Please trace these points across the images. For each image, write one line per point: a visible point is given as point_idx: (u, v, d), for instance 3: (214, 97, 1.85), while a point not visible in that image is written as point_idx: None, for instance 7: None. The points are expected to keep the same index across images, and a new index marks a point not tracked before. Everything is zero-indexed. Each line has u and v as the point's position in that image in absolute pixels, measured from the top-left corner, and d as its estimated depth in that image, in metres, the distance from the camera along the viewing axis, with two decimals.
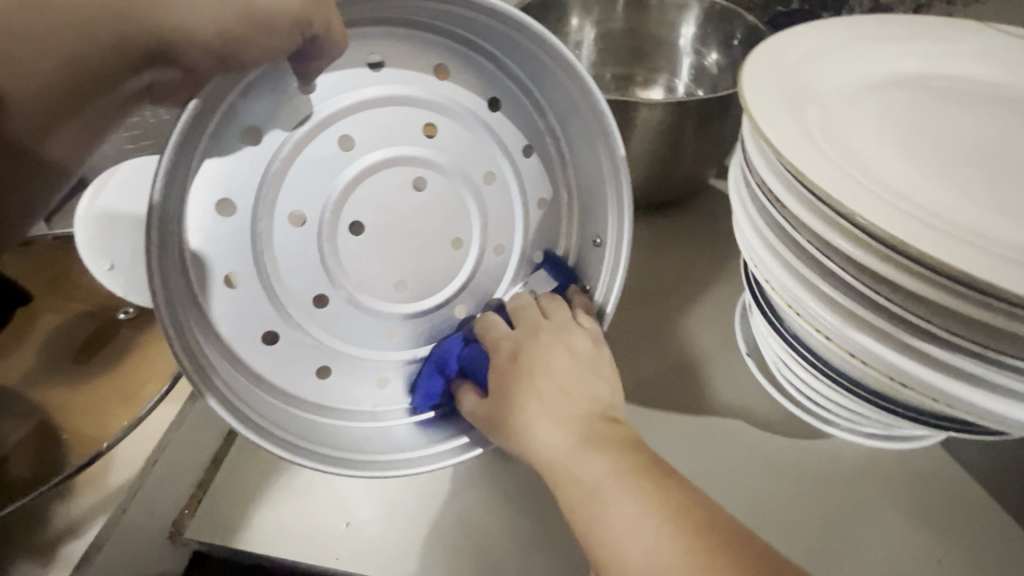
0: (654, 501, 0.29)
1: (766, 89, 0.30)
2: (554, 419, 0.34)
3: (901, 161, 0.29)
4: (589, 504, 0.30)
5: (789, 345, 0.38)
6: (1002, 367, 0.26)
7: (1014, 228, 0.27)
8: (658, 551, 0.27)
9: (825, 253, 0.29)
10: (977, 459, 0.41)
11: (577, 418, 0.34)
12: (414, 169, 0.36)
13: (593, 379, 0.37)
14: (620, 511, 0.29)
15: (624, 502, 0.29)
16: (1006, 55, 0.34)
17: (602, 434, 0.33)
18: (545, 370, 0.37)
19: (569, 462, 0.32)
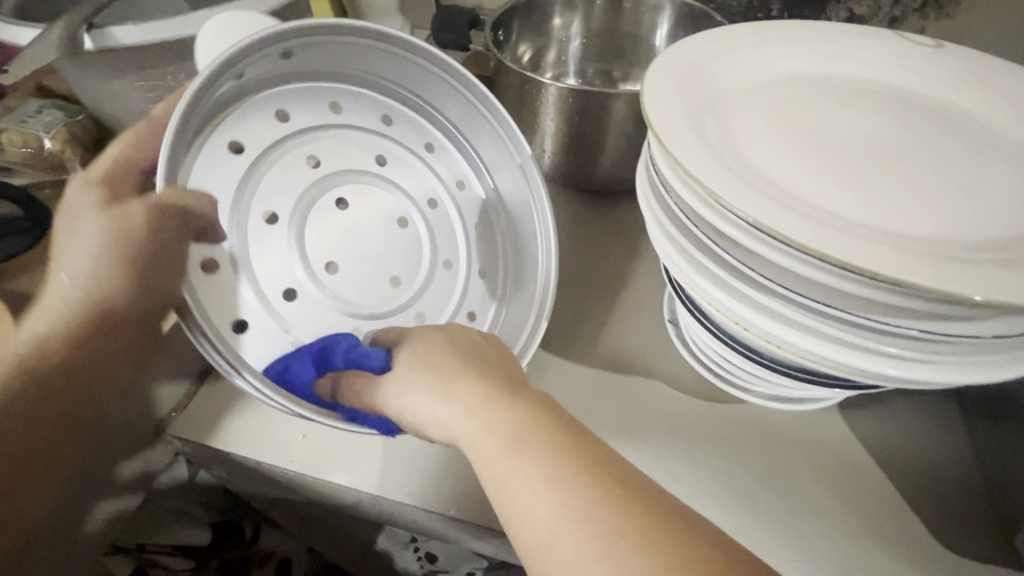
0: (577, 485, 0.28)
1: (665, 86, 0.34)
2: (463, 407, 0.33)
3: (782, 146, 0.33)
4: (511, 487, 0.29)
5: (695, 317, 0.39)
6: (880, 333, 0.29)
7: (868, 205, 0.31)
8: (568, 522, 0.27)
9: (717, 242, 0.31)
10: (890, 431, 0.43)
11: (483, 403, 0.32)
12: (390, 206, 0.41)
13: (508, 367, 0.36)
14: (531, 490, 0.28)
15: (536, 477, 0.29)
16: (908, 61, 0.38)
17: (518, 409, 0.32)
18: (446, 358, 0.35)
19: (481, 436, 0.31)
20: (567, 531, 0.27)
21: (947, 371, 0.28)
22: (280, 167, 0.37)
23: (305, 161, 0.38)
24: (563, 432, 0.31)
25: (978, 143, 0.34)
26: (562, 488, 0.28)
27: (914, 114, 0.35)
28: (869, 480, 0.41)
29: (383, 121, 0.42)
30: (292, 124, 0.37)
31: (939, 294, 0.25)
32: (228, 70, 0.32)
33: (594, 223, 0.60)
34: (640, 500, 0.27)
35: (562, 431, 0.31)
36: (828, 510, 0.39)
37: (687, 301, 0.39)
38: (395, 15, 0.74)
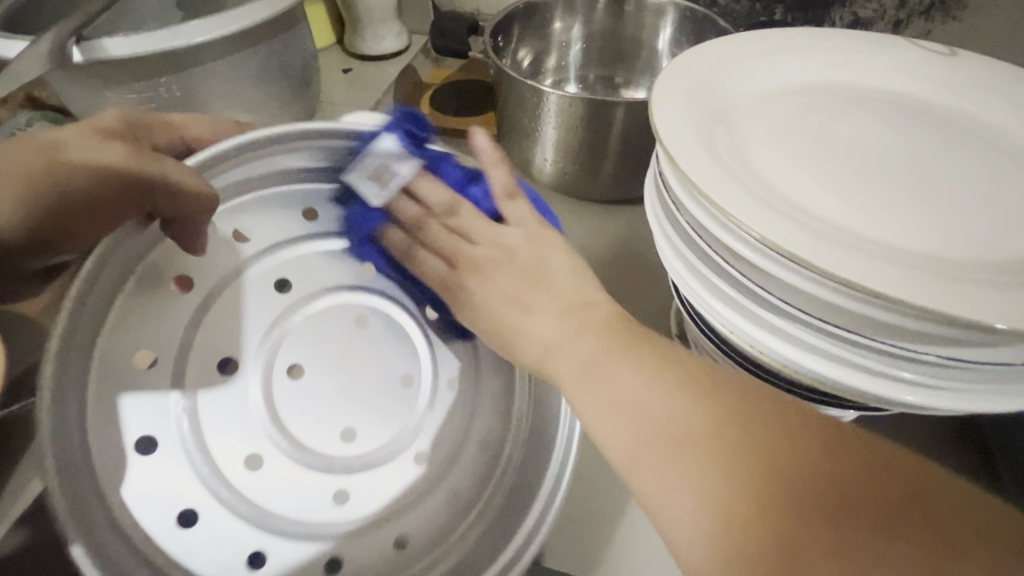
0: (684, 394, 0.27)
1: (674, 97, 0.33)
2: (559, 328, 0.34)
3: (793, 159, 0.32)
4: (612, 383, 0.30)
5: (703, 333, 0.38)
6: (896, 358, 0.28)
7: (884, 222, 0.30)
8: (661, 405, 0.28)
9: (727, 259, 0.30)
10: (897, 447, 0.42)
11: (573, 320, 0.34)
12: (389, 355, 0.39)
13: (600, 307, 0.35)
14: (620, 378, 0.30)
15: (622, 369, 0.30)
16: (921, 70, 0.37)
17: (610, 326, 0.33)
18: (525, 277, 0.38)
19: (563, 345, 0.34)
20: (681, 433, 0.26)
21: (966, 397, 0.28)
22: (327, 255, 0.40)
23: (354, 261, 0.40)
24: (661, 349, 0.31)
25: (995, 155, 0.33)
26: (662, 392, 0.28)
27: (929, 125, 0.34)
28: None
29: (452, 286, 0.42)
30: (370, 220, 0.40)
31: (962, 320, 0.24)
32: (327, 138, 0.37)
33: (599, 233, 0.58)
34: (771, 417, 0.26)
35: (654, 341, 0.32)
36: None
37: (694, 316, 0.38)
38: (391, 20, 0.73)
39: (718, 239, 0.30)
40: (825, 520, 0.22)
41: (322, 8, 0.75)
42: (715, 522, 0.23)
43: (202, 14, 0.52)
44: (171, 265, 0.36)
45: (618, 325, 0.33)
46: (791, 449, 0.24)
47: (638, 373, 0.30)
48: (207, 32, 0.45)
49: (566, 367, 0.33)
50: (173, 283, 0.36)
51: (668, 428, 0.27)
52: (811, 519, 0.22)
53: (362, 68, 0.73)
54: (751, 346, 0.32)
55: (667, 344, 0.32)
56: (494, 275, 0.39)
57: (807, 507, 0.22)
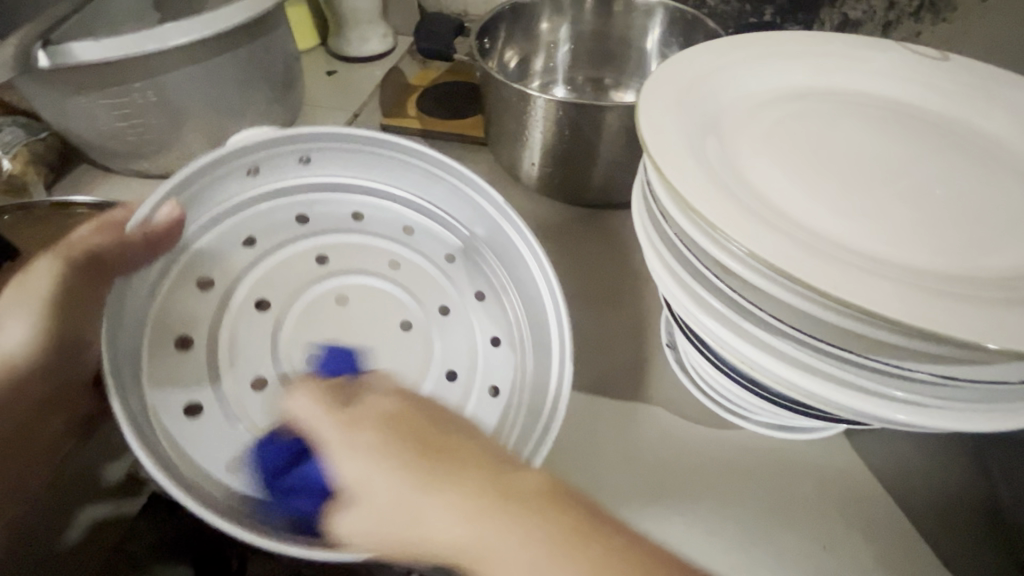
0: (481, 504, 0.27)
1: (662, 102, 0.32)
2: (392, 493, 0.28)
3: (783, 167, 0.31)
4: (418, 512, 0.27)
5: (692, 344, 0.37)
6: (885, 375, 0.27)
7: (876, 234, 0.29)
8: (515, 566, 0.25)
9: (714, 270, 0.29)
10: (891, 458, 0.42)
11: (406, 471, 0.28)
12: (392, 316, 0.38)
13: (438, 432, 0.29)
14: (485, 553, 0.26)
15: (487, 537, 0.26)
16: (912, 75, 0.36)
17: (383, 434, 0.29)
18: (381, 460, 0.28)
19: (429, 523, 0.27)
20: None
21: (960, 417, 0.27)
22: (294, 258, 0.38)
23: (314, 260, 0.39)
24: (436, 444, 0.29)
25: (989, 164, 0.32)
26: (485, 506, 0.26)
27: (920, 132, 0.34)
28: (871, 515, 0.39)
29: (406, 233, 0.41)
30: (311, 226, 0.40)
31: (954, 339, 0.23)
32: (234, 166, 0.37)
33: (589, 239, 0.57)
34: (493, 494, 0.27)
35: (430, 452, 0.28)
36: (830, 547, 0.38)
37: (682, 327, 0.37)
38: (377, 21, 0.72)
39: (704, 250, 0.29)
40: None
41: (306, 9, 0.73)
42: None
43: (179, 15, 0.51)
44: (180, 322, 0.35)
45: (428, 435, 0.29)
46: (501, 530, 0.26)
47: (450, 510, 0.27)
48: (181, 35, 0.44)
49: (368, 522, 0.28)
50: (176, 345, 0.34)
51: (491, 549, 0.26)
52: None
53: (346, 70, 0.72)
54: (742, 362, 0.31)
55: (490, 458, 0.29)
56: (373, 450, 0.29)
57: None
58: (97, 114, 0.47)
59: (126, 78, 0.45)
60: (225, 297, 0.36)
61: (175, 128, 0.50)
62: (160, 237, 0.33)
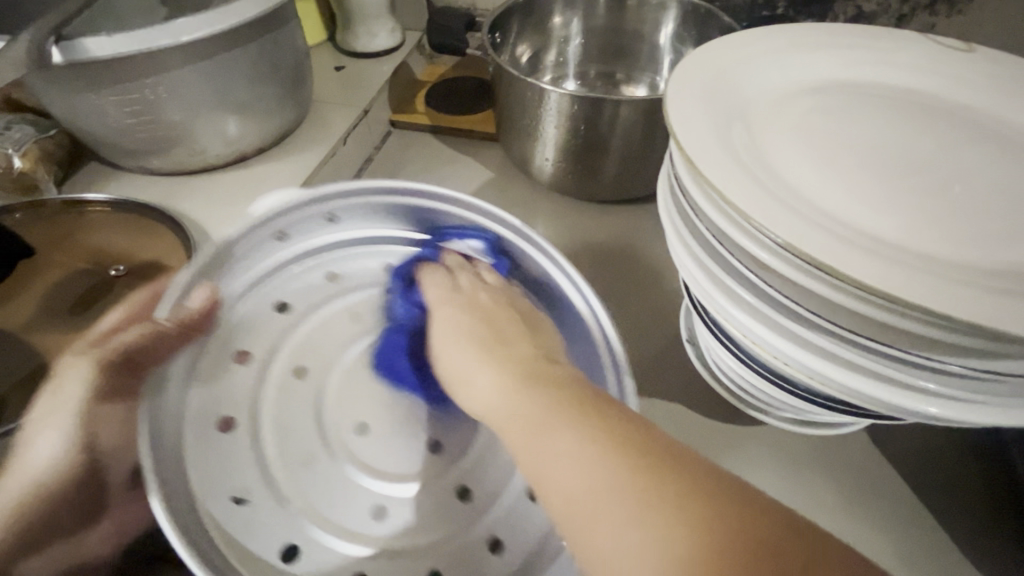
0: (599, 447, 0.28)
1: (689, 93, 0.32)
2: (525, 404, 0.32)
3: (812, 160, 0.31)
4: (519, 438, 0.31)
5: (715, 338, 0.37)
6: (917, 368, 0.27)
7: (909, 228, 0.28)
8: (580, 464, 0.27)
9: (743, 262, 0.29)
10: (912, 454, 0.41)
11: (480, 347, 0.38)
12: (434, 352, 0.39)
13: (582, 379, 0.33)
14: (563, 442, 0.29)
15: (569, 436, 0.29)
16: (938, 67, 0.36)
17: (507, 372, 0.35)
18: (492, 373, 0.35)
19: (513, 396, 0.33)
20: (592, 508, 0.26)
21: (994, 410, 0.27)
22: (332, 319, 0.40)
23: (347, 318, 0.41)
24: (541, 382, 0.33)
25: (1018, 156, 0.32)
26: (594, 445, 0.28)
27: (949, 125, 0.33)
28: (894, 514, 0.39)
29: (433, 272, 0.43)
30: (342, 282, 0.43)
31: (994, 332, 0.23)
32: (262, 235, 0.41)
33: (604, 235, 0.57)
34: (624, 438, 0.28)
35: (569, 385, 0.32)
36: (854, 545, 0.37)
37: (706, 322, 0.37)
38: (385, 16, 0.71)
39: (735, 241, 0.28)
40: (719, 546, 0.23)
41: (313, 4, 0.73)
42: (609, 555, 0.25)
43: (189, 10, 0.50)
44: (220, 401, 0.36)
45: (558, 383, 0.32)
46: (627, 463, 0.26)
47: (585, 405, 0.30)
48: (195, 30, 0.43)
49: (507, 414, 0.32)
50: (217, 424, 0.35)
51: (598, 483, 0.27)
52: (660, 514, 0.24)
53: (355, 65, 0.71)
54: (772, 356, 0.31)
55: (580, 385, 0.32)
56: (468, 330, 0.40)
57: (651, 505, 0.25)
58: (109, 110, 0.46)
59: (138, 74, 0.44)
60: (267, 360, 0.38)
61: (188, 124, 0.49)
62: (193, 324, 0.36)
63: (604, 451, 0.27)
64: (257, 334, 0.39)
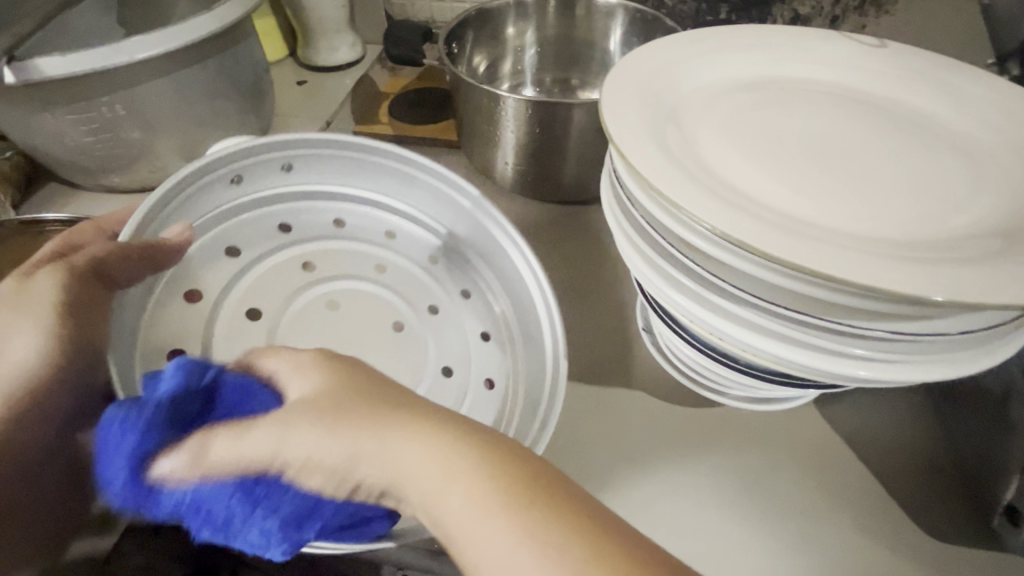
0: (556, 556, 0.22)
1: (623, 94, 0.34)
2: (479, 528, 0.23)
3: (740, 151, 0.33)
4: (475, 555, 0.23)
5: (666, 323, 0.39)
6: (844, 336, 0.29)
7: (829, 210, 0.31)
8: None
9: (679, 249, 0.31)
10: (859, 422, 0.44)
11: (438, 427, 0.26)
12: (383, 316, 0.42)
13: (533, 480, 0.24)
14: (489, 548, 0.23)
15: (493, 533, 0.23)
16: (857, 64, 0.39)
17: (446, 458, 0.25)
18: (444, 456, 0.25)
19: (427, 487, 0.25)
20: None
21: (916, 370, 0.29)
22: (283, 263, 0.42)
23: (299, 267, 0.42)
24: (481, 485, 0.24)
25: (927, 138, 0.35)
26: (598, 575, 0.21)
27: (867, 114, 0.36)
28: (847, 482, 0.41)
29: (387, 237, 0.45)
30: (294, 234, 0.43)
31: (907, 296, 0.25)
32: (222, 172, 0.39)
33: (567, 234, 0.59)
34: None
35: (511, 501, 0.23)
36: (813, 515, 0.39)
37: (657, 308, 0.39)
38: (345, 30, 0.73)
39: (671, 228, 0.30)
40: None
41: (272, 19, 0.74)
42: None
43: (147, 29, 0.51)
44: (176, 338, 0.37)
45: (496, 503, 0.24)
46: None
47: (541, 510, 0.23)
48: (149, 48, 0.44)
49: (456, 528, 0.24)
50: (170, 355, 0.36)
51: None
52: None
53: (317, 79, 0.72)
54: (715, 335, 0.32)
55: (515, 452, 0.25)
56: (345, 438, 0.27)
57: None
58: (66, 128, 0.46)
59: (95, 92, 0.45)
60: (216, 306, 0.39)
61: (148, 141, 0.50)
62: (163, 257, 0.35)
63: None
64: (211, 273, 0.39)
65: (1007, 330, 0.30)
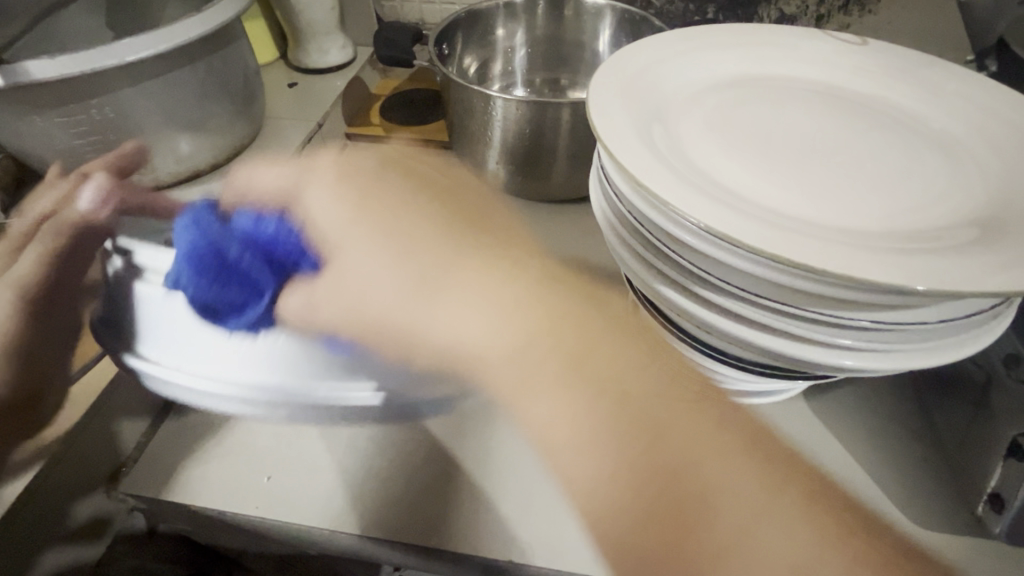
0: (604, 409, 0.33)
1: (609, 92, 0.34)
2: (592, 468, 0.32)
3: (725, 147, 0.34)
4: (529, 412, 0.35)
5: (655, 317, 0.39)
6: (830, 327, 0.29)
7: (812, 204, 0.31)
8: (562, 418, 0.34)
9: (667, 243, 0.32)
10: (847, 413, 0.44)
11: (515, 297, 0.38)
12: None
13: (597, 367, 0.35)
14: (538, 407, 0.34)
15: (546, 399, 0.34)
16: (839, 61, 0.39)
17: (591, 402, 0.33)
18: (570, 357, 0.35)
19: (513, 358, 0.36)
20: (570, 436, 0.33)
21: (899, 359, 0.29)
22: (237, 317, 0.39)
23: None
24: (585, 365, 0.35)
25: (908, 133, 0.35)
26: (755, 499, 0.30)
27: (849, 110, 0.37)
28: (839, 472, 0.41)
29: None
30: None
31: (888, 286, 0.26)
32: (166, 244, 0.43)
33: (557, 232, 0.59)
34: (659, 484, 0.30)
35: (630, 396, 0.34)
36: None
37: (645, 303, 0.39)
38: (336, 32, 0.73)
39: (658, 223, 0.31)
40: (724, 541, 0.30)
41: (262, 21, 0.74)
42: (635, 539, 0.30)
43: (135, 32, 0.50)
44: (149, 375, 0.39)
45: (649, 424, 0.32)
46: (754, 488, 0.30)
47: (665, 405, 0.33)
48: (138, 50, 0.44)
49: (557, 430, 0.33)
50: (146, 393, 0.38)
51: (708, 482, 0.31)
52: (677, 539, 0.29)
53: (307, 81, 0.72)
54: (703, 328, 0.33)
55: (626, 324, 0.39)
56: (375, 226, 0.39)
57: (682, 516, 0.30)
58: (54, 131, 0.46)
59: (84, 95, 0.45)
60: None
61: (137, 143, 0.49)
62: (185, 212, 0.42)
63: (696, 489, 0.30)
64: None
65: (986, 318, 0.30)
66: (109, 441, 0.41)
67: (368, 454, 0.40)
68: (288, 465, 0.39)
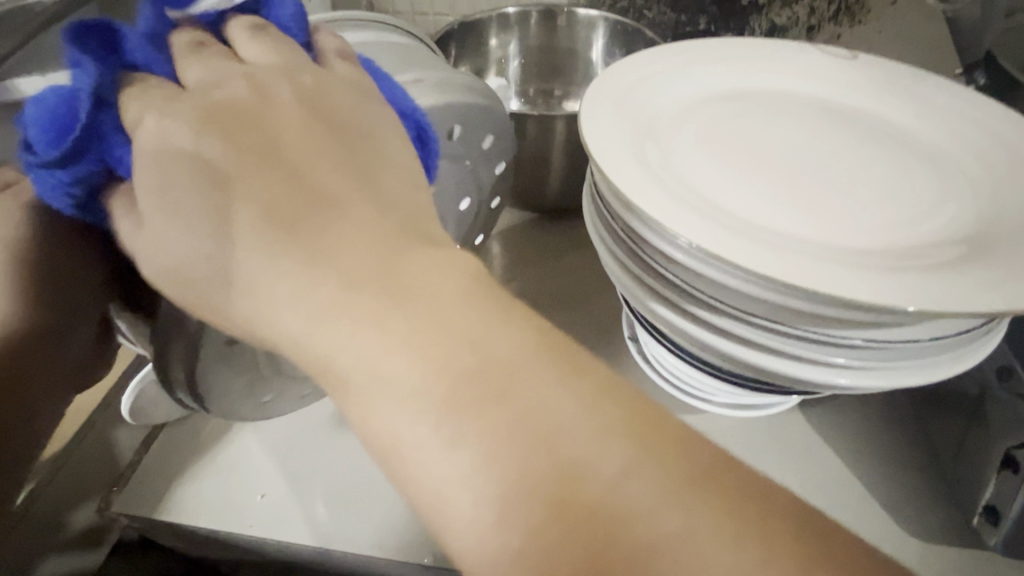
0: (521, 492, 0.17)
1: (600, 109, 0.35)
2: (407, 363, 0.19)
3: (718, 164, 0.34)
4: (366, 410, 0.19)
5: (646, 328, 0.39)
6: (825, 345, 0.29)
7: (804, 221, 0.31)
8: (479, 524, 0.18)
9: (657, 261, 0.31)
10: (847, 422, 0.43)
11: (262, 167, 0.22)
12: (318, 426, 0.41)
13: (483, 361, 0.19)
14: (458, 503, 0.18)
15: (466, 490, 0.18)
16: (830, 76, 0.40)
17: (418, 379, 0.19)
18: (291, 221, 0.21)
19: (417, 453, 0.18)
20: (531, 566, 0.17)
21: (891, 377, 0.29)
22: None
23: None
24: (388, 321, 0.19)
25: (899, 148, 0.36)
26: (596, 431, 0.18)
27: (839, 126, 0.37)
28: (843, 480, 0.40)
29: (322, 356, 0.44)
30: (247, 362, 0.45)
31: (880, 306, 0.26)
32: None
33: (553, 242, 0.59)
34: (531, 454, 0.18)
35: (490, 365, 0.19)
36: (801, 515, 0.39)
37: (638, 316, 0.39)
38: None
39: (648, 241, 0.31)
40: (630, 537, 0.17)
41: None
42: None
43: None
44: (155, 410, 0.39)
45: (491, 373, 0.19)
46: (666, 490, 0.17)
47: (511, 352, 0.19)
48: None
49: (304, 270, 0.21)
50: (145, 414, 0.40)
51: (610, 504, 0.17)
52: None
53: None
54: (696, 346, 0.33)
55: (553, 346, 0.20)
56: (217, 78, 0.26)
57: (548, 487, 0.17)
58: None
59: None
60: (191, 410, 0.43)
61: None
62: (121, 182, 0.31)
63: (553, 456, 0.18)
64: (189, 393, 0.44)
65: (976, 336, 0.31)
66: (109, 454, 0.43)
67: (365, 469, 0.39)
68: (280, 483, 0.39)
